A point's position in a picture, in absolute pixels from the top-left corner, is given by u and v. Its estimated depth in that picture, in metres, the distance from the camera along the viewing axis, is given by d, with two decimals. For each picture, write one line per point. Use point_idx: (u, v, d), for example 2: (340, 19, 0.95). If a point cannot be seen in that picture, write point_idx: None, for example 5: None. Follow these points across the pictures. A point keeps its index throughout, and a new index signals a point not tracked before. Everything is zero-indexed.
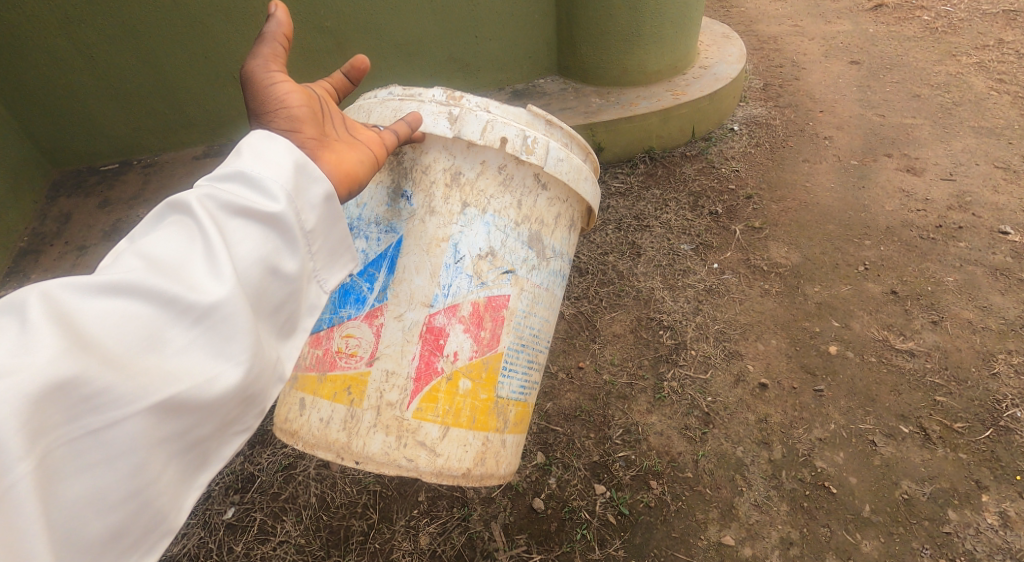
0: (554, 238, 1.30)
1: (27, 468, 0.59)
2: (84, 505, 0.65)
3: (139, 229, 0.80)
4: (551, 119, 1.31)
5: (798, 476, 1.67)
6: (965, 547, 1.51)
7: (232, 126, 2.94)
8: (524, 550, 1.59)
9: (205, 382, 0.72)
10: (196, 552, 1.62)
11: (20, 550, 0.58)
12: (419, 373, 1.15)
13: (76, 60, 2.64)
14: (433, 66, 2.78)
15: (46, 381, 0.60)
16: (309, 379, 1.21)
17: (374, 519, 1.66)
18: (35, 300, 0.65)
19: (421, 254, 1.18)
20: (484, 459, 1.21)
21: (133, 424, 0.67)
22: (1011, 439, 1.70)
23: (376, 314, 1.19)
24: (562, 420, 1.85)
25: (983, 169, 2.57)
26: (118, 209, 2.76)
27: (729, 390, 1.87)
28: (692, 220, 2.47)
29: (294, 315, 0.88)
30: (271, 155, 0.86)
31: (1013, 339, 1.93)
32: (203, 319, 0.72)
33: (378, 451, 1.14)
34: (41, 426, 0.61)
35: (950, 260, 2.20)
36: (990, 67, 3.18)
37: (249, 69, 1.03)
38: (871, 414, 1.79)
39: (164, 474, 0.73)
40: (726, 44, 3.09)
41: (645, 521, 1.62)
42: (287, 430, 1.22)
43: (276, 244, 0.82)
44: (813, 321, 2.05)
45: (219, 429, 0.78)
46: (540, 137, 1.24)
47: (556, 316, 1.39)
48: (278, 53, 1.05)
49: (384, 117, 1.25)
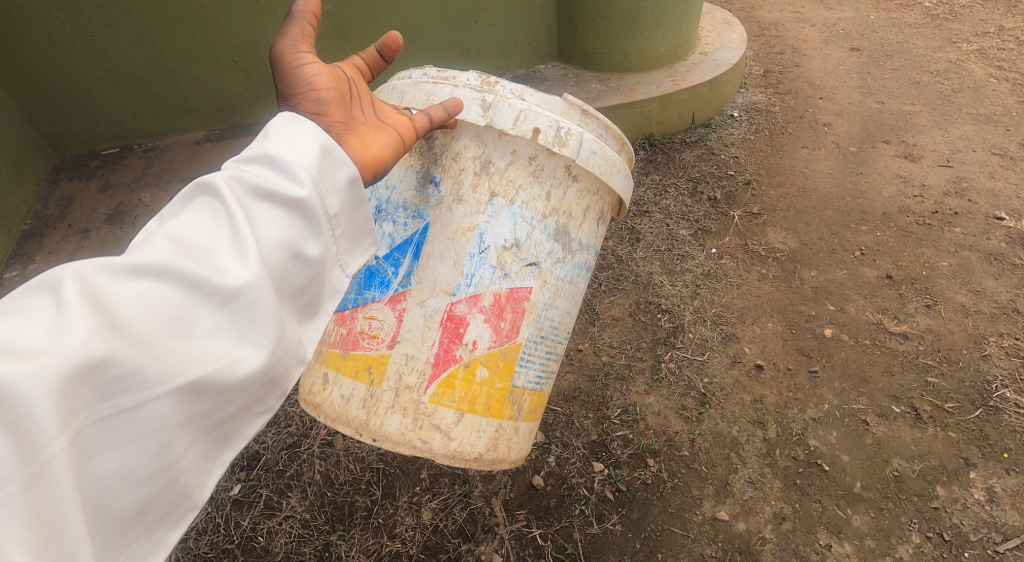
0: (581, 231, 1.32)
1: (61, 445, 0.61)
2: (114, 481, 0.67)
3: (166, 209, 0.82)
4: (587, 110, 1.32)
5: (791, 454, 1.71)
6: (952, 521, 1.56)
7: (232, 111, 2.93)
8: (524, 524, 1.63)
9: (230, 364, 0.74)
10: (204, 526, 1.65)
11: (54, 524, 0.60)
12: (438, 359, 1.19)
13: (76, 43, 2.63)
14: (433, 50, 2.77)
15: (82, 360, 0.62)
16: (333, 355, 1.26)
17: (377, 495, 1.70)
18: (68, 279, 0.66)
19: (447, 243, 1.21)
20: (496, 445, 1.26)
21: (162, 405, 0.69)
22: (1000, 419, 1.74)
23: (399, 299, 1.22)
24: (562, 401, 1.88)
25: (980, 155, 2.60)
26: (120, 193, 2.76)
27: (726, 371, 1.91)
28: (692, 205, 2.49)
29: (317, 298, 0.91)
30: (298, 139, 0.88)
31: (1004, 322, 1.97)
32: (230, 303, 0.74)
33: (395, 431, 1.20)
34: (74, 404, 0.63)
35: (945, 245, 2.24)
36: (990, 54, 3.18)
37: (279, 49, 1.05)
38: (863, 394, 1.83)
39: (189, 452, 0.75)
40: (726, 30, 3.09)
41: (642, 497, 1.67)
42: (310, 401, 1.29)
43: (301, 228, 0.85)
44: (809, 305, 2.09)
45: (242, 410, 0.81)
46: (573, 128, 1.24)
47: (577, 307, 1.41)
48: (306, 33, 1.07)
49: (417, 100, 1.26)
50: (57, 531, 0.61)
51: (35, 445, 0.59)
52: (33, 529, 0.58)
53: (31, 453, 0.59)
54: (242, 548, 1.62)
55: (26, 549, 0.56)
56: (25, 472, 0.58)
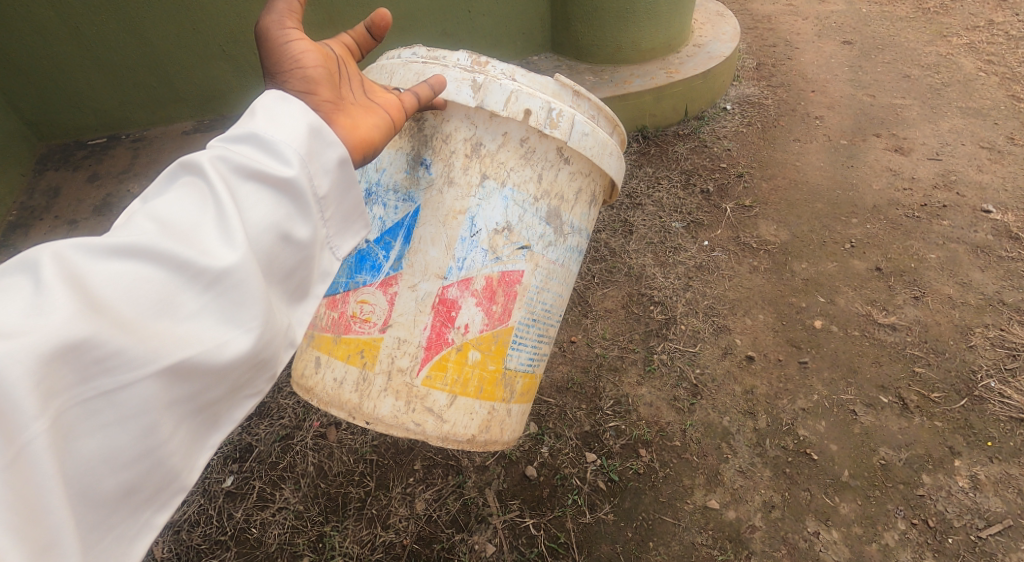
0: (573, 213, 1.32)
1: (42, 427, 0.61)
2: (98, 463, 0.68)
3: (151, 190, 0.82)
4: (579, 91, 1.33)
5: (781, 443, 1.74)
6: (936, 509, 1.60)
7: (221, 100, 2.90)
8: (517, 514, 1.65)
9: (216, 347, 0.74)
10: (196, 518, 1.66)
11: (37, 505, 0.61)
12: (430, 343, 1.20)
13: (60, 29, 2.60)
14: (425, 39, 2.75)
15: (61, 341, 0.62)
16: (325, 339, 1.27)
17: (370, 486, 1.71)
18: (48, 259, 0.66)
19: (438, 226, 1.22)
20: (489, 427, 1.27)
21: (147, 387, 0.69)
22: (984, 408, 1.78)
23: (391, 282, 1.22)
24: (554, 392, 1.90)
25: (969, 149, 2.62)
26: (108, 183, 2.74)
27: (717, 362, 1.93)
28: (684, 198, 2.50)
29: (305, 281, 0.91)
30: (285, 118, 0.88)
31: (990, 313, 2.00)
32: (216, 285, 0.75)
33: (387, 414, 1.21)
34: (55, 385, 0.63)
35: (933, 237, 2.26)
36: (979, 48, 3.20)
37: (265, 25, 1.05)
38: (852, 385, 1.86)
39: (176, 434, 0.76)
40: (720, 22, 3.09)
41: (634, 487, 1.69)
42: (303, 385, 1.29)
43: (290, 210, 0.85)
44: (800, 297, 2.11)
45: (230, 392, 0.81)
46: (565, 110, 1.24)
47: (569, 292, 1.42)
48: (293, 9, 1.06)
49: (407, 80, 1.26)
50: (40, 512, 0.61)
51: (15, 426, 0.60)
52: (17, 510, 0.58)
53: (11, 433, 0.59)
54: (236, 539, 1.63)
55: (9, 531, 0.57)
56: (6, 453, 0.59)
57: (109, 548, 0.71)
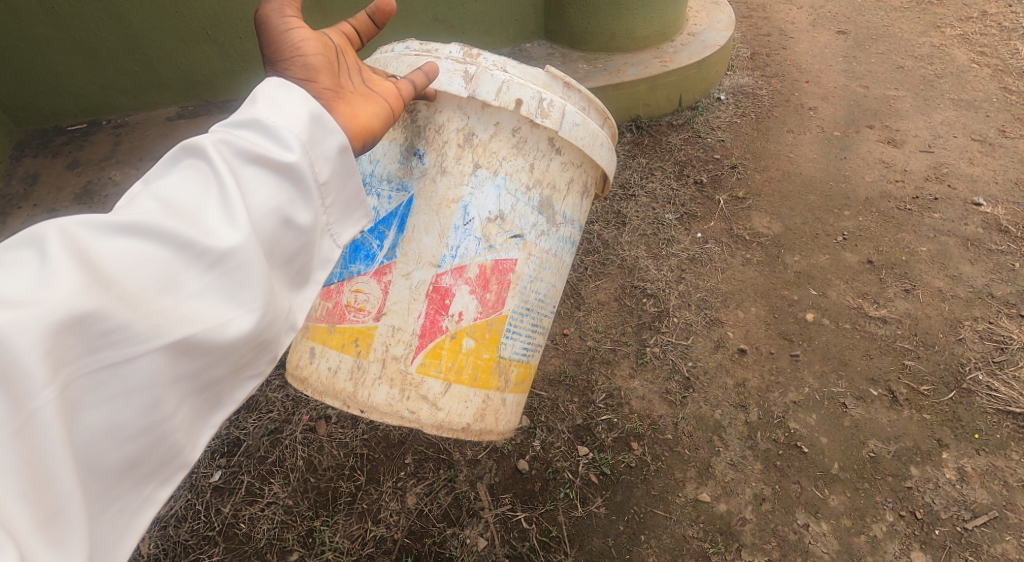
0: (565, 204, 1.31)
1: (50, 396, 0.59)
2: (102, 435, 0.66)
3: (151, 172, 0.80)
4: (570, 82, 1.30)
5: (772, 436, 1.75)
6: (924, 500, 1.62)
7: (207, 86, 2.84)
8: (509, 508, 1.65)
9: (221, 325, 0.72)
10: (183, 513, 1.64)
11: (44, 473, 0.58)
12: (424, 331, 1.19)
13: (37, 11, 2.52)
14: (415, 25, 2.70)
15: (68, 312, 0.60)
16: (319, 329, 1.25)
17: (361, 480, 1.71)
18: (53, 234, 0.64)
19: (432, 214, 1.20)
20: (484, 415, 1.26)
21: (153, 361, 0.67)
22: (972, 400, 1.79)
23: (385, 271, 1.21)
24: (547, 385, 1.89)
25: (960, 141, 2.62)
26: (89, 170, 2.68)
27: (709, 355, 1.93)
28: (678, 189, 2.49)
29: (306, 267, 0.89)
30: (286, 104, 0.85)
31: (979, 306, 2.02)
32: (220, 264, 0.72)
33: (382, 402, 1.20)
34: (63, 355, 0.61)
35: (924, 230, 2.27)
36: (973, 39, 3.20)
37: (264, 13, 1.02)
38: (843, 377, 1.87)
39: (178, 412, 0.74)
40: (715, 10, 3.06)
41: (626, 480, 1.69)
42: (297, 376, 1.27)
43: (291, 195, 0.82)
44: (792, 289, 2.11)
45: (232, 372, 0.79)
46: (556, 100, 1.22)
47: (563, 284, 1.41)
48: None
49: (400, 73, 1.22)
50: (47, 480, 0.59)
51: (24, 394, 0.57)
52: (26, 478, 0.56)
53: (20, 401, 0.57)
54: (224, 535, 1.62)
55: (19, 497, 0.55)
56: (14, 420, 0.56)
57: (112, 522, 0.70)
